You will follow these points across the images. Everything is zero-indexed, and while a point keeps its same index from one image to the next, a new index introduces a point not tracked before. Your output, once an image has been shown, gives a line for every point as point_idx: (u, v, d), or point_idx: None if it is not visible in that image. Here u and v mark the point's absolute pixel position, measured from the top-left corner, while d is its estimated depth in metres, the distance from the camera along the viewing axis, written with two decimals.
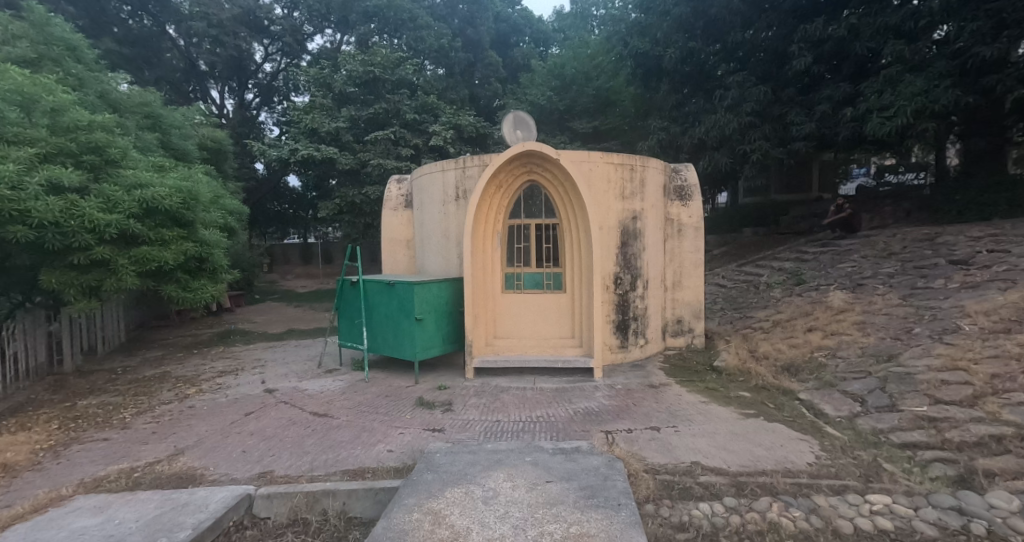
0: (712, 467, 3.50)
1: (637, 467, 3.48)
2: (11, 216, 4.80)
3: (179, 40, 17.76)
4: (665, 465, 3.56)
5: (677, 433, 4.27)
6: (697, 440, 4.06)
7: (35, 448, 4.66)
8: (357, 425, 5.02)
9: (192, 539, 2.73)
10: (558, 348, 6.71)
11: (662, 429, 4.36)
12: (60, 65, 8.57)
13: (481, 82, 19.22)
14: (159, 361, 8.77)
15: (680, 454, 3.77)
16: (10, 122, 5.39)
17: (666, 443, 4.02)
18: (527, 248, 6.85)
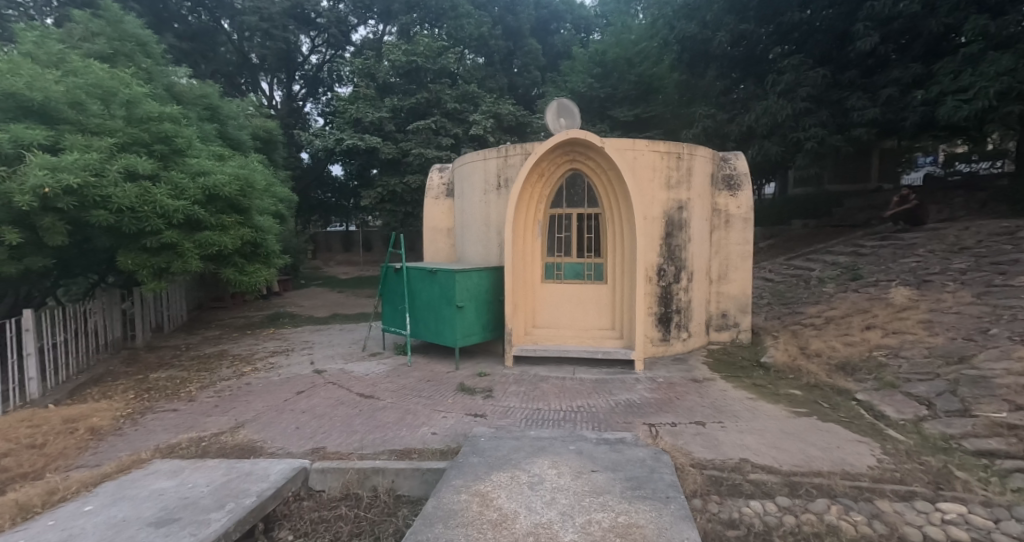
0: (763, 465, 3.41)
1: (683, 461, 3.43)
2: (94, 201, 5.21)
3: (232, 34, 18.47)
4: (713, 460, 3.50)
5: (723, 429, 4.18)
6: (744, 437, 3.96)
7: (115, 415, 5.07)
8: (402, 407, 5.18)
9: (257, 506, 2.91)
10: (598, 340, 6.67)
11: (708, 425, 4.28)
12: (132, 59, 9.14)
13: (520, 71, 19.14)
14: (217, 340, 9.34)
15: (726, 450, 3.69)
16: (92, 114, 5.82)
17: (712, 439, 3.94)
18: (568, 237, 6.81)
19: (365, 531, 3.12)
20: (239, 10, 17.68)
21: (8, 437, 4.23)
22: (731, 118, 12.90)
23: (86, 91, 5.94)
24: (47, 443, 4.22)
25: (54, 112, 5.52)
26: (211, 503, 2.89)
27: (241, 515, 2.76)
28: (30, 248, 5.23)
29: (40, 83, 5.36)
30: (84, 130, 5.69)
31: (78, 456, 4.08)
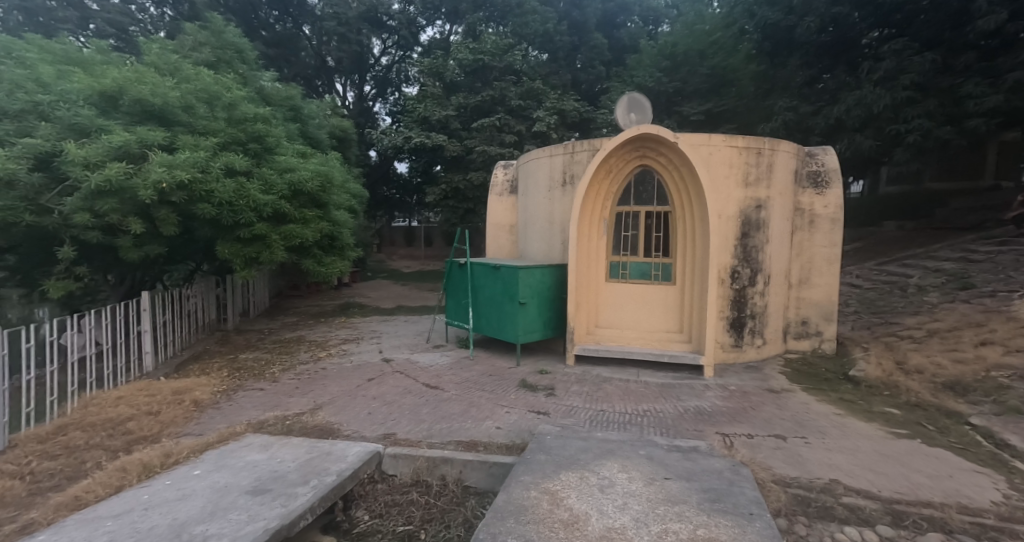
0: (859, 488, 3.15)
1: (764, 476, 3.26)
2: (200, 195, 5.74)
3: (312, 39, 19.59)
4: (798, 479, 3.27)
5: (808, 445, 3.90)
6: (833, 456, 3.68)
7: (214, 390, 5.57)
8: (466, 400, 5.28)
9: (338, 484, 3.09)
10: (663, 343, 6.44)
11: (790, 439, 4.01)
12: (231, 66, 10.05)
13: (584, 66, 18.88)
14: (295, 326, 9.98)
15: (813, 468, 3.45)
16: (200, 116, 6.40)
17: (795, 455, 3.69)
18: (635, 236, 6.63)
19: (435, 518, 3.22)
20: (319, 16, 18.78)
21: (130, 404, 4.79)
22: (817, 111, 11.99)
23: (195, 95, 6.56)
24: (160, 411, 4.71)
25: (170, 115, 6.13)
26: (297, 478, 3.09)
27: (324, 492, 2.94)
28: (148, 238, 5.86)
29: (160, 89, 5.97)
30: (192, 130, 6.27)
31: (185, 425, 4.52)
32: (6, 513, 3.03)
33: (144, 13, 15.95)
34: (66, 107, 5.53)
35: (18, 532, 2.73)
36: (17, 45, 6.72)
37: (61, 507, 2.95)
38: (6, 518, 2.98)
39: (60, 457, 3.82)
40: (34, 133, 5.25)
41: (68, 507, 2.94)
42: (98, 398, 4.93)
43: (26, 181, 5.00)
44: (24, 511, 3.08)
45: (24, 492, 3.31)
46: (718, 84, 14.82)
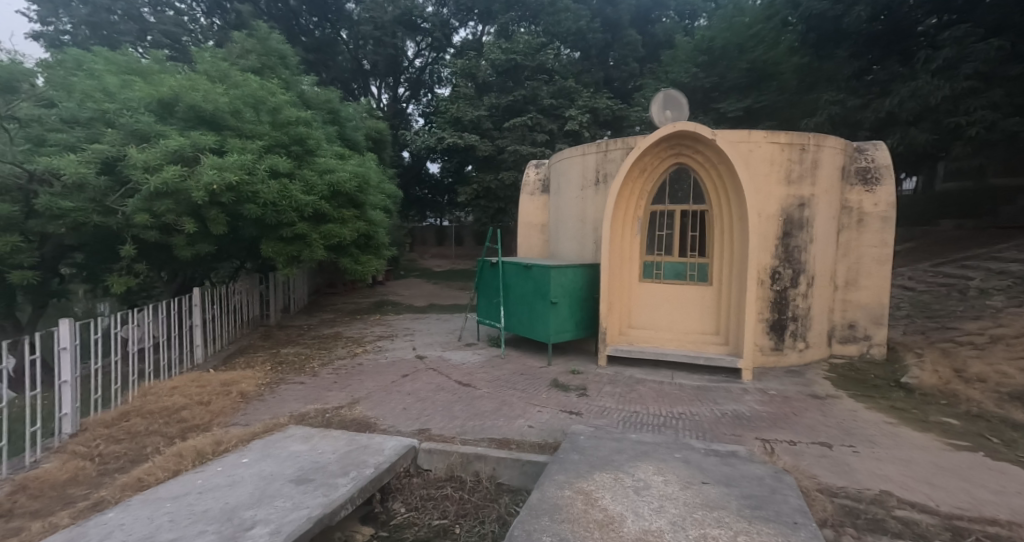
0: (914, 502, 3.01)
1: (808, 484, 3.16)
2: (247, 196, 5.99)
3: (350, 43, 20.09)
4: (846, 489, 3.16)
5: (856, 454, 3.75)
6: (883, 466, 3.53)
7: (258, 382, 5.81)
8: (498, 398, 5.33)
9: (376, 476, 3.18)
10: (699, 344, 6.31)
11: (836, 448, 3.87)
12: (274, 71, 10.47)
13: (616, 63, 18.66)
14: (332, 323, 10.28)
15: (862, 478, 3.32)
16: (247, 120, 6.68)
17: (841, 464, 3.56)
18: (670, 235, 6.52)
19: (470, 514, 3.27)
20: (356, 21, 19.26)
21: (183, 394, 5.06)
22: (867, 104, 11.45)
23: (242, 100, 6.84)
24: (210, 401, 4.96)
25: (219, 120, 6.43)
26: (337, 469, 3.20)
27: (363, 484, 3.03)
28: (199, 237, 6.16)
29: (211, 95, 6.27)
30: (239, 134, 6.54)
31: (232, 415, 4.74)
32: (79, 492, 3.29)
33: (195, 23, 16.77)
34: (129, 114, 5.90)
35: (89, 510, 2.94)
36: (87, 59, 7.24)
37: (126, 487, 3.15)
38: (79, 497, 3.23)
39: (123, 441, 4.09)
40: (101, 139, 5.63)
41: (132, 488, 3.14)
42: (155, 387, 5.23)
43: (93, 184, 5.36)
44: (94, 490, 3.33)
45: (93, 474, 3.57)
46: (757, 78, 14.36)
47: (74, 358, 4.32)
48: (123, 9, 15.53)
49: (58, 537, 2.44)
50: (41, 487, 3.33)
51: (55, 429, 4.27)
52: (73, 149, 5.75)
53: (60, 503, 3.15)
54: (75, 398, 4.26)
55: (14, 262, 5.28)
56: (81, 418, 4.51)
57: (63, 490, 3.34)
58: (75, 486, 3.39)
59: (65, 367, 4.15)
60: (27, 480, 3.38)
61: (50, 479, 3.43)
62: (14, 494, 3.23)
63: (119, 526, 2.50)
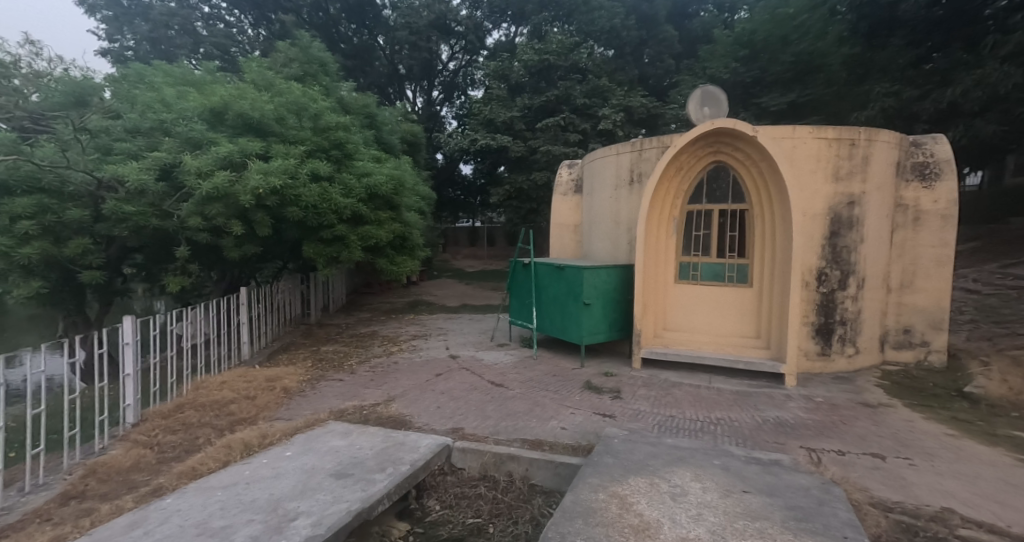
0: (979, 521, 2.84)
1: (859, 498, 3.03)
2: (290, 199, 6.21)
3: (386, 49, 20.53)
4: (902, 504, 3.01)
5: (912, 467, 3.57)
6: (944, 481, 3.35)
7: (301, 378, 6.02)
8: (531, 399, 5.34)
9: (411, 472, 3.25)
10: (738, 348, 6.14)
11: (890, 460, 3.69)
12: (316, 78, 10.86)
13: (651, 60, 18.36)
14: (369, 321, 10.53)
15: (919, 493, 3.16)
16: (290, 126, 6.93)
17: (896, 477, 3.40)
18: (707, 235, 6.37)
19: (503, 513, 3.29)
20: (392, 27, 19.70)
21: (232, 388, 5.29)
22: (925, 95, 10.82)
23: (286, 107, 7.10)
24: (256, 396, 5.17)
25: (265, 126, 6.70)
26: (375, 465, 3.29)
27: (400, 480, 3.09)
28: (246, 238, 6.45)
29: (258, 103, 6.55)
30: (283, 139, 6.79)
31: (276, 409, 4.94)
32: (141, 478, 3.53)
33: (243, 35, 17.56)
34: (184, 122, 6.23)
35: (150, 495, 3.13)
36: (148, 73, 7.79)
37: (182, 475, 3.34)
38: (141, 483, 3.47)
39: (178, 432, 4.33)
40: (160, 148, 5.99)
41: (187, 476, 3.33)
42: (206, 381, 5.50)
43: (151, 189, 5.69)
44: (154, 476, 3.56)
45: (152, 462, 3.82)
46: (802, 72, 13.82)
47: (136, 353, 4.60)
48: (180, 25, 16.29)
49: (121, 521, 2.61)
50: (108, 473, 3.59)
51: (119, 418, 4.60)
52: (136, 157, 6.14)
53: (124, 488, 3.39)
54: (136, 390, 4.55)
55: (84, 262, 5.80)
56: (142, 409, 4.82)
57: (127, 475, 3.59)
58: (137, 473, 3.63)
59: (128, 361, 4.44)
60: (95, 466, 3.66)
61: (116, 464, 3.70)
62: (84, 478, 3.50)
63: (176, 513, 2.65)
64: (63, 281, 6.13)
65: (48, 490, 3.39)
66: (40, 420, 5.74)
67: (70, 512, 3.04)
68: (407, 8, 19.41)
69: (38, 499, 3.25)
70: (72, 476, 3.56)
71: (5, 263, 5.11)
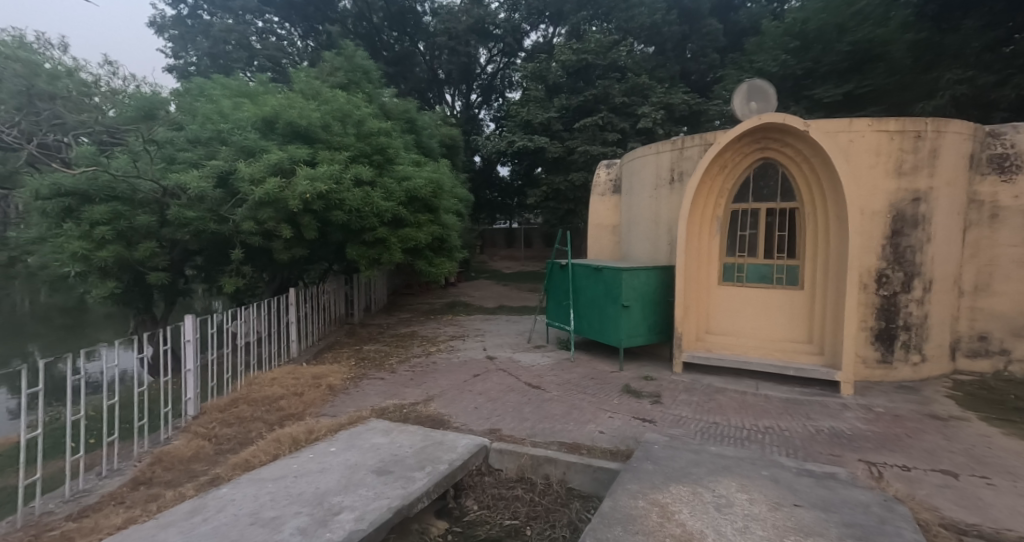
0: None
1: (929, 518, 2.80)
2: (334, 203, 6.39)
3: (426, 55, 20.90)
4: (978, 526, 2.77)
5: (989, 487, 3.29)
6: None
7: (344, 376, 6.17)
8: (569, 401, 5.27)
9: (449, 472, 3.24)
10: (789, 354, 5.85)
11: (964, 478, 3.41)
12: (360, 86, 11.18)
13: (693, 56, 17.87)
14: (409, 321, 10.72)
15: (999, 516, 2.89)
16: (335, 133, 7.12)
17: (971, 497, 3.14)
18: (753, 235, 6.11)
19: (541, 517, 3.24)
20: (432, 32, 20.07)
21: (281, 385, 5.48)
22: (1003, 81, 9.75)
23: (331, 114, 7.30)
24: (303, 392, 5.34)
25: (312, 134, 6.91)
26: (414, 463, 3.31)
27: (438, 479, 3.10)
28: (293, 241, 6.69)
29: (306, 112, 6.78)
30: (327, 145, 6.98)
31: (321, 406, 5.07)
32: (201, 468, 3.72)
33: (293, 46, 18.27)
34: (239, 132, 6.53)
35: (208, 484, 3.28)
36: (208, 86, 8.27)
37: (236, 467, 3.48)
38: (201, 472, 3.66)
39: (232, 425, 4.52)
40: (217, 156, 6.30)
41: (241, 468, 3.46)
42: (258, 377, 5.72)
43: (209, 196, 6.01)
44: (212, 466, 3.75)
45: (210, 452, 4.01)
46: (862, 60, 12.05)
47: (196, 348, 4.83)
48: (236, 39, 17.02)
49: (183, 507, 2.74)
50: (172, 461, 3.81)
51: (180, 410, 4.86)
52: (196, 166, 6.50)
53: (186, 476, 3.59)
54: (196, 384, 4.80)
55: (152, 264, 6.19)
56: (200, 402, 5.08)
57: (188, 465, 3.79)
58: (197, 463, 3.83)
59: (189, 357, 4.66)
60: (161, 454, 3.89)
61: (178, 454, 3.91)
62: (151, 465, 3.74)
63: (231, 502, 2.75)
64: (133, 283, 6.56)
65: (121, 475, 3.65)
66: (113, 410, 6.17)
67: (140, 497, 3.26)
68: (447, 14, 19.75)
69: (112, 484, 3.50)
70: (141, 463, 3.82)
71: (84, 266, 5.52)
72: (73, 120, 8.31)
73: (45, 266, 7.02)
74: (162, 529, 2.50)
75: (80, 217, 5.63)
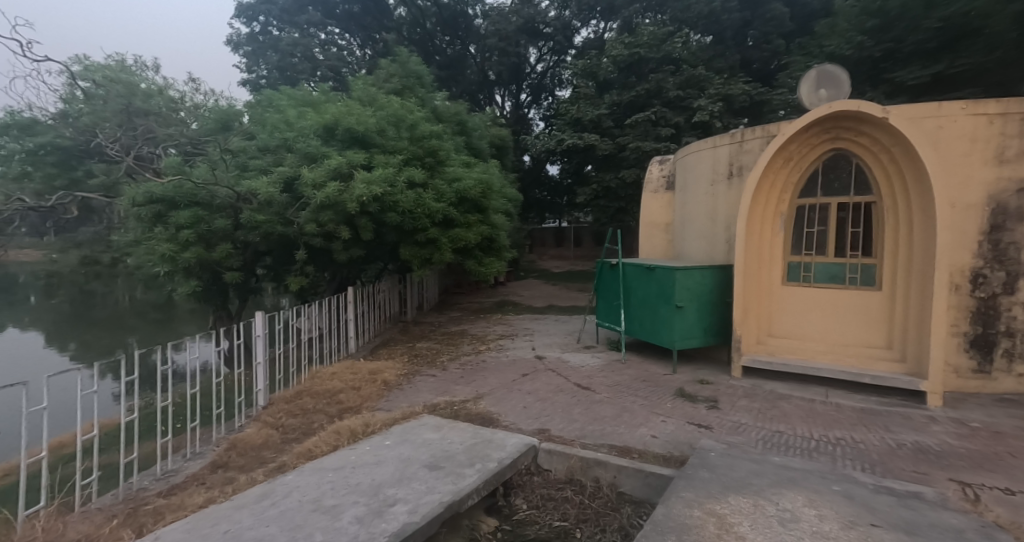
0: None
1: None
2: (389, 205, 6.53)
3: (477, 57, 21.09)
4: None
5: None
6: None
7: (399, 372, 6.31)
8: (619, 404, 5.12)
9: (498, 470, 3.20)
10: (864, 360, 5.41)
11: None
12: (414, 90, 11.46)
13: (755, 43, 16.92)
14: (459, 320, 10.84)
15: None
16: (390, 137, 7.26)
17: None
18: (822, 232, 5.70)
19: (591, 520, 3.15)
20: (483, 35, 20.27)
21: (341, 379, 5.67)
22: None
23: (385, 119, 7.46)
24: (360, 387, 5.49)
25: (368, 139, 7.08)
26: (464, 459, 3.30)
27: (488, 476, 3.08)
28: (351, 242, 6.92)
29: (363, 118, 6.98)
30: (382, 149, 7.13)
31: (377, 400, 5.20)
32: (270, 455, 3.92)
33: (352, 56, 18.92)
34: (302, 140, 6.83)
35: (275, 471, 3.43)
36: (276, 97, 8.75)
37: (300, 455, 3.62)
38: (270, 458, 3.85)
39: (297, 416, 4.72)
40: (284, 164, 6.61)
41: (304, 457, 3.60)
42: (320, 371, 5.95)
43: (277, 200, 6.34)
44: (280, 454, 3.93)
45: (277, 441, 4.20)
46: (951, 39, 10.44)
47: (266, 342, 5.08)
48: (302, 52, 17.77)
49: (254, 491, 2.86)
50: (244, 447, 4.04)
51: (252, 401, 5.15)
52: (265, 172, 6.87)
53: (257, 462, 3.79)
54: (265, 376, 5.06)
55: (227, 264, 6.57)
56: (269, 394, 5.35)
57: (258, 451, 4.00)
58: (266, 450, 4.03)
59: (259, 350, 4.89)
60: (235, 440, 4.15)
61: (250, 441, 4.13)
62: (227, 451, 3.99)
63: (297, 488, 2.85)
64: (211, 281, 7.03)
65: (202, 458, 3.95)
66: (194, 398, 6.67)
67: (217, 479, 3.48)
68: (497, 16, 19.80)
69: (195, 466, 3.81)
70: (219, 448, 4.11)
71: (171, 265, 5.98)
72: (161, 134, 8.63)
73: (140, 266, 7.69)
74: (236, 510, 2.62)
75: (167, 222, 6.13)
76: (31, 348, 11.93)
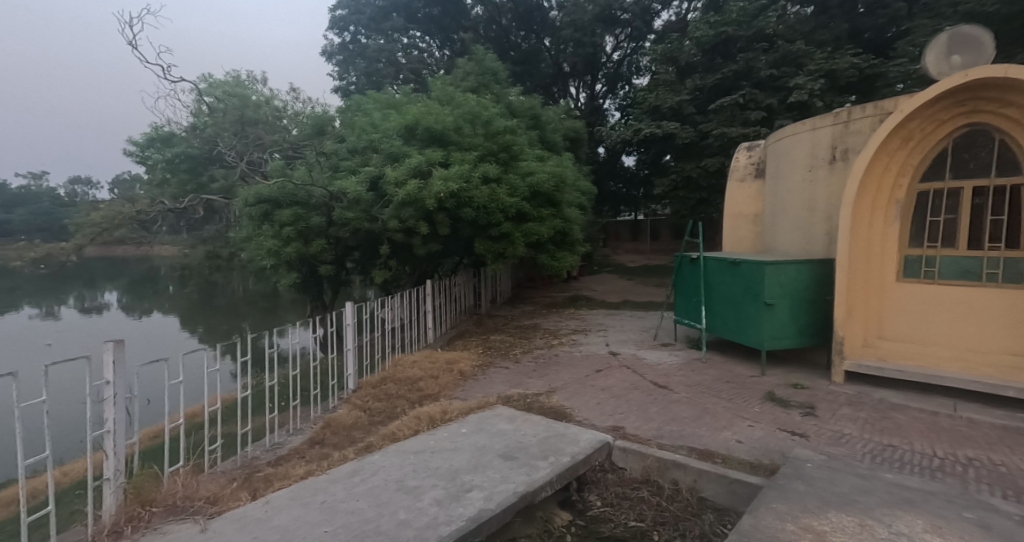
0: None
1: None
2: (465, 200, 6.61)
3: (551, 50, 20.81)
4: None
5: None
6: None
7: (475, 363, 6.39)
8: (701, 405, 4.81)
9: (571, 465, 3.10)
10: (1003, 370, 4.66)
11: None
12: (489, 87, 11.55)
13: (867, 9, 15.00)
14: (532, 314, 10.83)
15: None
16: (465, 134, 7.33)
17: None
18: (949, 221, 4.97)
19: (669, 523, 2.96)
20: (558, 27, 20.04)
21: (421, 367, 5.84)
22: None
23: (461, 117, 7.54)
24: (439, 376, 5.62)
25: (445, 136, 7.21)
26: (537, 452, 3.23)
27: (562, 470, 2.99)
28: (430, 237, 7.11)
29: (441, 117, 7.11)
30: (457, 145, 7.23)
31: (455, 389, 5.30)
32: (358, 435, 4.12)
33: (431, 57, 19.49)
34: (386, 140, 7.10)
35: (363, 450, 3.58)
36: (363, 101, 9.23)
37: (385, 437, 3.75)
38: (359, 438, 4.03)
39: (382, 400, 4.92)
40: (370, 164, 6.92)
41: (388, 439, 3.73)
42: (403, 359, 6.18)
43: (364, 198, 6.66)
44: (367, 435, 4.10)
45: (365, 422, 4.40)
46: None
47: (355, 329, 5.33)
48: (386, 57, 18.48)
49: (346, 467, 2.99)
50: (336, 427, 4.27)
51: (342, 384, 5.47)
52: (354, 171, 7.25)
53: (347, 441, 3.99)
54: (355, 362, 5.32)
55: (322, 258, 7.03)
56: (357, 379, 5.64)
57: (349, 431, 4.21)
58: (356, 430, 4.23)
59: (349, 338, 5.15)
60: (329, 420, 4.40)
61: (341, 421, 4.36)
62: (323, 429, 4.25)
63: (382, 467, 2.94)
64: (309, 274, 7.58)
65: (300, 434, 4.24)
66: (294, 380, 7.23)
67: (314, 454, 3.70)
68: (573, 6, 19.24)
69: (295, 440, 4.10)
70: (315, 426, 4.39)
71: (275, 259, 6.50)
72: (269, 139, 9.36)
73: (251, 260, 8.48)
74: (330, 484, 2.75)
75: (273, 220, 6.68)
76: (169, 329, 13.69)
